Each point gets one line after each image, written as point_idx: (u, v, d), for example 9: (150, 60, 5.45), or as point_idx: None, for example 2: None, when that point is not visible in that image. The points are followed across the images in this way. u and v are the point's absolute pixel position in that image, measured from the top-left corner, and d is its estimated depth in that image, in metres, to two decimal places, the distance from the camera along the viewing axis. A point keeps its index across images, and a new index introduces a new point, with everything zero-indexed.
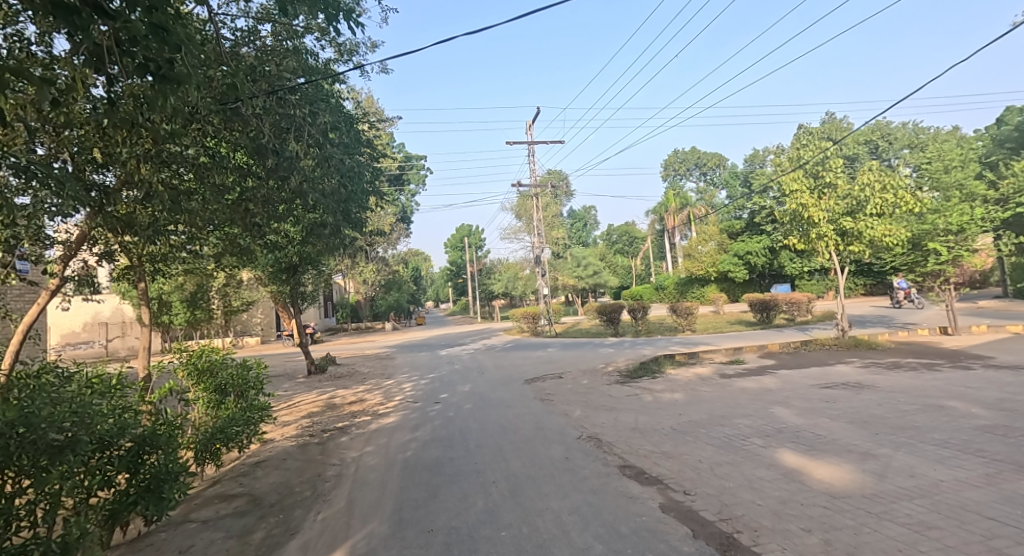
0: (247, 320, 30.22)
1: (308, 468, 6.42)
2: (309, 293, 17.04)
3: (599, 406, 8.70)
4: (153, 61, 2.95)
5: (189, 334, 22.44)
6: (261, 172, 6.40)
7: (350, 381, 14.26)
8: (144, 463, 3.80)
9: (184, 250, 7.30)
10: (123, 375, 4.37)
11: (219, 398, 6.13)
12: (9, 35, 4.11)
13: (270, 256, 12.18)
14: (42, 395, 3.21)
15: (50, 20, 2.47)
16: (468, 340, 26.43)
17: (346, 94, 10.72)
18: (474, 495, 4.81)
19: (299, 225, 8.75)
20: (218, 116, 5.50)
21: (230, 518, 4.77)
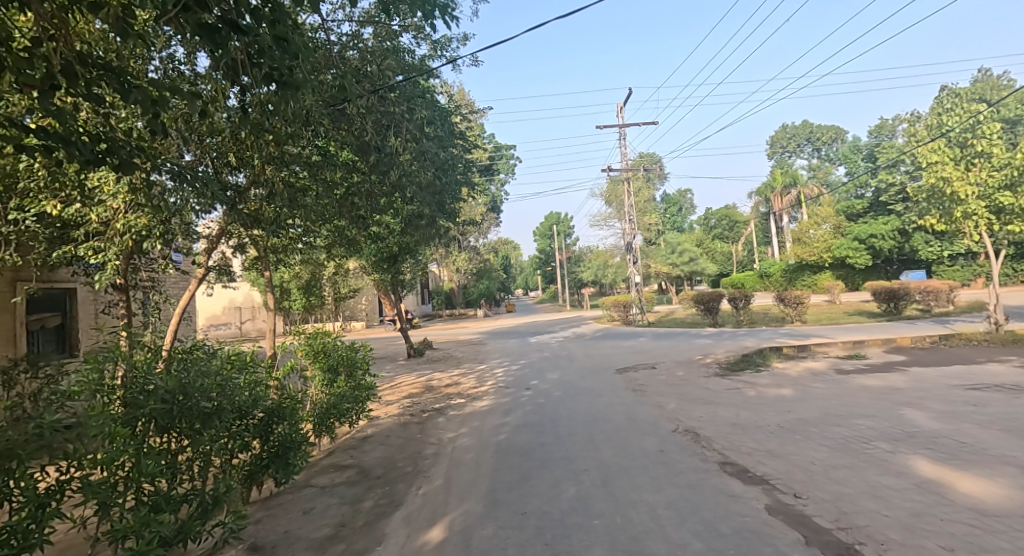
0: (354, 306, 32.57)
1: (410, 445, 6.83)
2: (408, 282, 18.00)
3: (697, 399, 8.36)
4: (276, 69, 3.21)
5: (304, 319, 24.61)
6: (365, 169, 6.79)
7: (446, 365, 14.91)
8: (274, 431, 4.27)
9: (300, 241, 7.98)
10: (254, 353, 4.88)
11: (332, 377, 6.71)
12: (164, 58, 4.68)
13: (373, 246, 12.99)
14: (195, 368, 3.72)
15: (196, 39, 2.78)
16: (558, 328, 26.49)
17: (440, 89, 11.07)
18: (566, 481, 4.84)
19: (398, 217, 9.28)
20: (328, 118, 5.90)
21: (343, 486, 5.21)
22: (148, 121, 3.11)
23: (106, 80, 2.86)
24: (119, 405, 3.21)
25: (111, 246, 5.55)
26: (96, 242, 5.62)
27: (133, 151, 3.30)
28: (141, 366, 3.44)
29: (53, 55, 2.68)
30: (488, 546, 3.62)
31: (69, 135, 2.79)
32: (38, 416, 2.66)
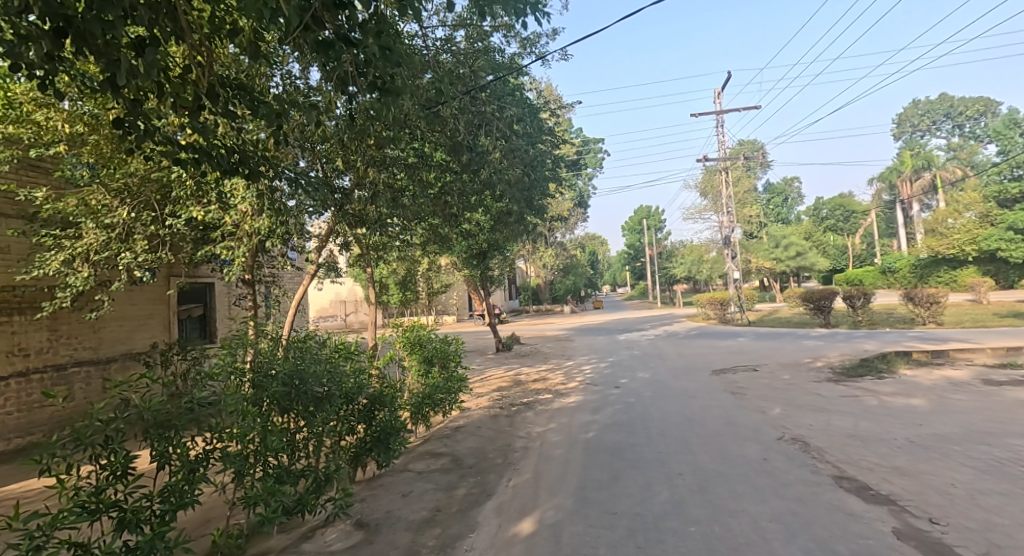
0: (444, 301, 33.91)
1: (500, 437, 7.02)
2: (496, 277, 18.39)
3: (806, 406, 7.79)
4: (380, 77, 3.45)
5: (400, 312, 26.02)
6: (456, 168, 6.99)
7: (534, 360, 15.08)
8: (376, 417, 4.57)
9: (399, 239, 8.45)
10: (359, 344, 5.25)
11: (427, 368, 7.07)
12: (284, 75, 5.16)
13: (464, 243, 13.42)
14: (308, 355, 4.10)
15: (313, 55, 3.04)
16: (648, 325, 25.73)
17: (529, 85, 11.15)
18: (659, 484, 4.74)
19: (488, 214, 9.54)
20: (425, 121, 6.13)
21: (438, 473, 5.48)
22: (274, 133, 3.47)
23: (239, 98, 3.25)
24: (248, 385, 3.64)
25: (241, 245, 6.24)
26: (229, 242, 6.34)
27: (259, 161, 3.70)
28: (265, 352, 3.86)
29: (204, 80, 3.10)
30: (579, 543, 3.66)
31: (211, 150, 3.21)
32: (188, 392, 3.14)
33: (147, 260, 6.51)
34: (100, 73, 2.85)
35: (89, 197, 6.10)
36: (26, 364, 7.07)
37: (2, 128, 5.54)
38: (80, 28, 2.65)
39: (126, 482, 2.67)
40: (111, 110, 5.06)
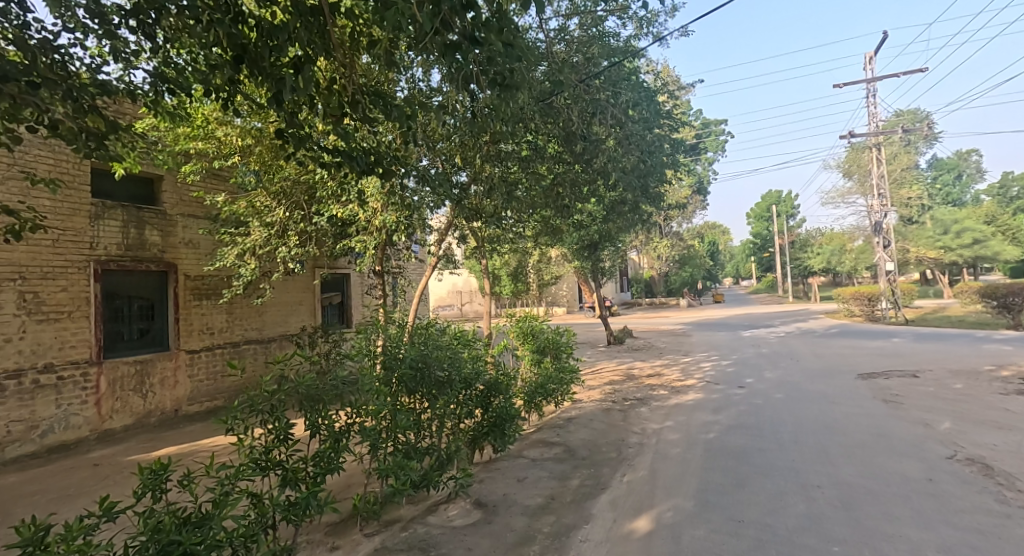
0: (555, 292, 34.11)
1: (614, 431, 6.91)
2: (609, 269, 18.05)
3: (982, 422, 6.67)
4: (501, 73, 3.52)
5: (512, 303, 26.62)
6: (569, 159, 6.96)
7: (649, 354, 14.61)
8: (492, 403, 4.72)
9: (513, 231, 8.62)
10: (475, 332, 5.46)
11: (539, 357, 7.19)
12: (409, 78, 5.49)
13: (575, 234, 13.34)
14: (430, 341, 4.36)
15: (440, 58, 3.17)
16: (778, 321, 23.65)
17: (645, 68, 10.72)
18: (792, 495, 4.37)
19: (601, 204, 9.38)
20: (539, 113, 6.15)
21: (552, 462, 5.55)
22: (404, 134, 3.71)
23: (374, 105, 3.53)
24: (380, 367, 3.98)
25: (372, 239, 6.79)
26: (362, 236, 6.92)
27: (391, 161, 3.99)
28: (393, 337, 4.18)
29: (349, 89, 3.41)
30: (701, 548, 3.51)
31: (352, 153, 3.53)
32: (331, 370, 3.50)
33: (297, 253, 7.36)
34: (265, 90, 3.25)
35: (255, 200, 7.15)
36: (212, 341, 8.37)
37: (192, 144, 6.57)
38: (254, 54, 3.06)
39: (287, 446, 3.09)
40: (274, 123, 5.79)
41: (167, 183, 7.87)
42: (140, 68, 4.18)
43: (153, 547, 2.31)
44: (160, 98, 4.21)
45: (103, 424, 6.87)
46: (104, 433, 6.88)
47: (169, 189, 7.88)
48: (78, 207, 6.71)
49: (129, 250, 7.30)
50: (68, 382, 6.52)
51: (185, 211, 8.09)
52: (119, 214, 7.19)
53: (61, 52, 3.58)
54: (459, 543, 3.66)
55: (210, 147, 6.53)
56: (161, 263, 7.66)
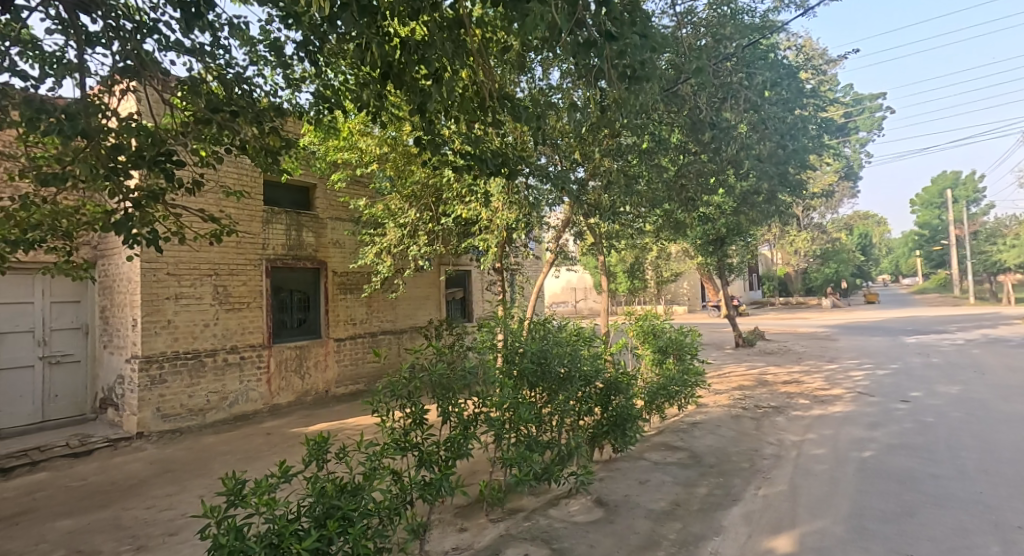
0: (675, 290, 32.65)
1: (745, 440, 6.46)
2: (737, 265, 16.82)
3: None
4: (629, 66, 3.44)
5: (630, 300, 25.94)
6: (695, 149, 6.49)
7: (785, 358, 13.38)
8: (612, 401, 4.67)
9: (633, 227, 8.40)
10: (593, 329, 5.42)
11: (661, 358, 6.95)
12: (530, 78, 5.60)
13: (700, 229, 12.62)
14: (550, 337, 4.43)
15: (570, 56, 3.19)
16: (950, 327, 20.28)
17: (785, 44, 9.76)
18: (975, 533, 3.76)
19: (731, 196, 8.77)
20: (663, 102, 5.79)
21: (676, 466, 5.35)
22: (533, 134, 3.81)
23: (501, 110, 3.64)
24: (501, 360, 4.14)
25: (493, 236, 7.03)
26: (484, 234, 7.20)
27: (515, 162, 4.09)
28: (514, 332, 4.33)
29: (484, 93, 3.57)
30: None
31: (481, 155, 3.69)
32: (458, 362, 3.73)
33: (427, 252, 7.86)
34: (409, 102, 3.54)
35: (389, 203, 7.77)
36: (355, 331, 9.29)
37: (340, 154, 7.32)
38: (397, 71, 3.32)
39: (422, 430, 3.35)
40: (408, 131, 6.25)
41: (319, 190, 8.87)
42: (302, 90, 4.76)
43: (320, 508, 2.68)
44: (318, 115, 4.76)
45: (272, 399, 7.96)
46: (273, 407, 7.98)
47: (320, 195, 8.89)
48: (254, 214, 7.82)
49: (291, 250, 8.35)
50: (247, 361, 7.66)
51: (333, 215, 9.06)
52: (283, 219, 8.25)
53: (245, 83, 4.20)
54: (582, 539, 3.70)
55: (353, 157, 7.21)
56: (314, 261, 8.66)
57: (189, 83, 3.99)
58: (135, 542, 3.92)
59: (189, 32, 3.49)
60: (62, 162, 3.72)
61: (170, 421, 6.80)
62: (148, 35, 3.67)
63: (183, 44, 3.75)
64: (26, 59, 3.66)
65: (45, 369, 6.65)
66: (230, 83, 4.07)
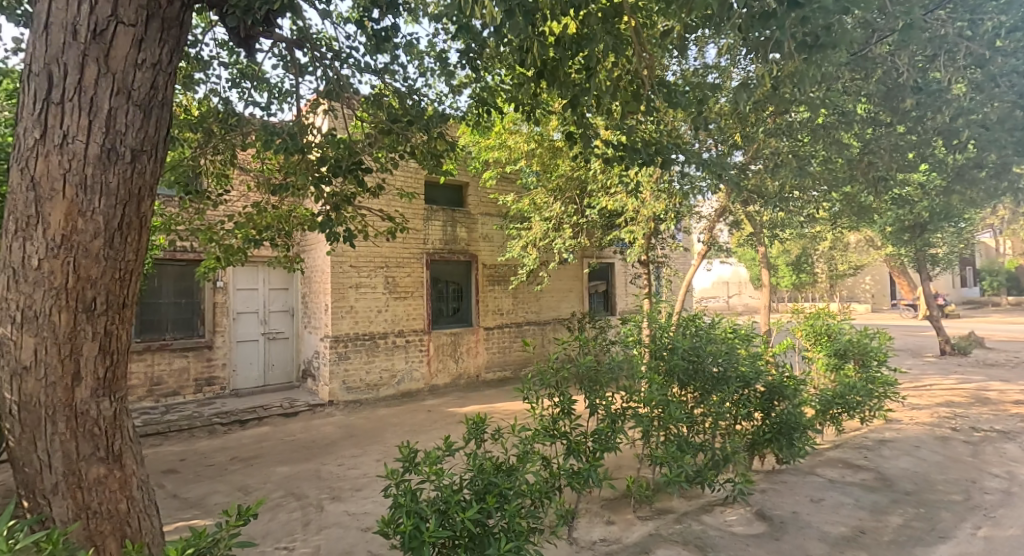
0: (853, 285, 28.63)
1: (954, 468, 5.47)
2: (941, 257, 14.15)
3: None
4: (812, 33, 3.07)
5: (796, 296, 23.36)
6: (889, 119, 5.32)
7: (1012, 372, 10.94)
8: (775, 407, 4.27)
9: (803, 215, 7.55)
10: (752, 327, 4.99)
11: (839, 363, 6.19)
12: (682, 61, 5.34)
13: (889, 214, 10.86)
14: (703, 334, 4.22)
15: (748, 28, 2.95)
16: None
17: None
18: None
19: (936, 174, 7.39)
20: (847, 69, 4.84)
21: (858, 488, 4.75)
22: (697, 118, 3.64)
23: (658, 97, 3.54)
24: (645, 355, 4.11)
25: (640, 228, 6.85)
26: (631, 226, 7.03)
27: (669, 150, 3.93)
28: (662, 327, 4.22)
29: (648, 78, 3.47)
30: None
31: (635, 145, 3.62)
32: (601, 355, 3.78)
33: (572, 246, 7.89)
34: (563, 98, 3.61)
35: (536, 197, 8.00)
36: (502, 320, 9.76)
37: (492, 152, 7.70)
38: (551, 68, 3.44)
39: (571, 419, 3.45)
40: (558, 126, 6.34)
41: (471, 188, 9.45)
42: (462, 95, 5.12)
43: (480, 483, 2.93)
44: (476, 117, 5.09)
45: (431, 379, 8.75)
46: (433, 387, 8.76)
47: (472, 193, 9.46)
48: (417, 212, 8.62)
49: (447, 244, 9.04)
50: (412, 345, 8.51)
51: (484, 211, 9.57)
52: (441, 215, 8.96)
53: (415, 94, 4.66)
54: (741, 550, 3.50)
55: (503, 155, 7.57)
56: (466, 254, 9.26)
57: (372, 99, 4.55)
58: (332, 492, 4.64)
59: (374, 53, 3.97)
60: (285, 175, 4.56)
61: (352, 393, 7.85)
62: (345, 62, 4.26)
63: (369, 66, 4.29)
64: (257, 90, 4.47)
65: (265, 343, 8.23)
66: (403, 94, 4.54)
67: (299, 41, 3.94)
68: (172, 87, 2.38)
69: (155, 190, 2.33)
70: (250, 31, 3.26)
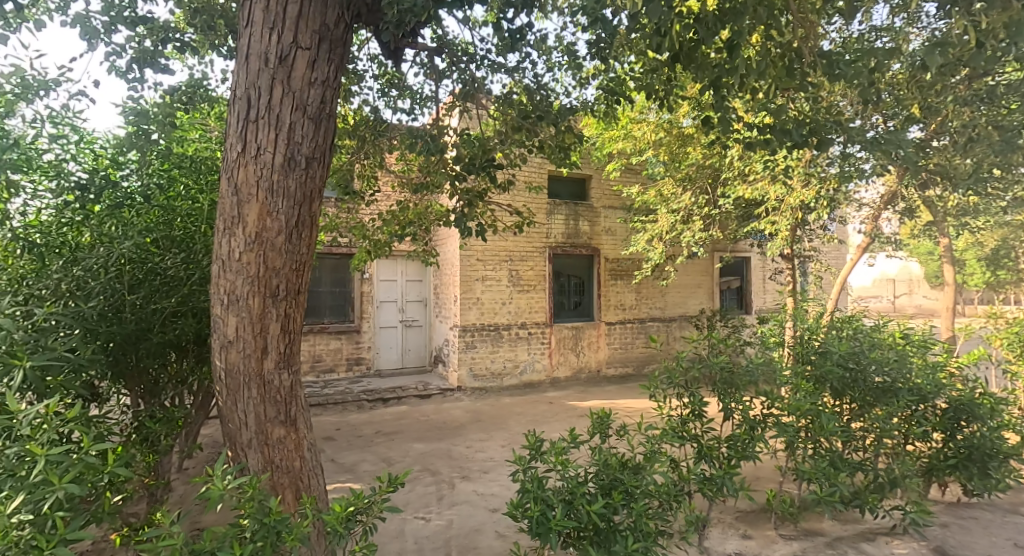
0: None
1: None
2: None
3: None
4: None
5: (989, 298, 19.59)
6: None
7: None
8: (963, 428, 3.65)
9: (1003, 200, 6.29)
10: (927, 331, 4.30)
11: None
12: (842, 27, 4.73)
13: None
14: (865, 337, 3.75)
15: None
16: None
17: None
18: None
19: None
20: None
21: None
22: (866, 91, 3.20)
23: (812, 70, 3.17)
24: (788, 358, 3.77)
25: (784, 219, 6.25)
26: (773, 216, 6.44)
27: (827, 129, 3.51)
28: (810, 329, 3.83)
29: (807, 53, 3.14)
30: None
31: (785, 126, 3.28)
32: (732, 355, 3.55)
33: (703, 238, 7.44)
34: (703, 81, 3.39)
35: (663, 187, 7.67)
36: (625, 316, 9.56)
37: (618, 143, 7.53)
38: (688, 50, 3.23)
39: (702, 421, 3.28)
40: (690, 111, 5.98)
41: (594, 180, 9.34)
42: (589, 86, 5.07)
43: (605, 478, 2.92)
44: (603, 108, 5.01)
45: (553, 371, 8.86)
46: (555, 379, 8.87)
47: (595, 186, 9.35)
48: (540, 206, 8.75)
49: (569, 238, 9.05)
50: (534, 337, 8.69)
51: (607, 204, 9.41)
52: (564, 209, 8.99)
53: (543, 89, 4.72)
54: None
55: (628, 146, 7.38)
56: (589, 248, 9.20)
57: (503, 98, 4.70)
58: (462, 472, 4.92)
59: (507, 50, 4.07)
60: (426, 173, 4.89)
61: (478, 380, 8.22)
62: (480, 63, 4.45)
63: (502, 64, 4.43)
64: (401, 97, 4.84)
65: (403, 330, 8.93)
66: (532, 91, 4.64)
67: (439, 48, 4.21)
68: (337, 99, 2.68)
69: (324, 192, 2.65)
70: (399, 43, 3.56)
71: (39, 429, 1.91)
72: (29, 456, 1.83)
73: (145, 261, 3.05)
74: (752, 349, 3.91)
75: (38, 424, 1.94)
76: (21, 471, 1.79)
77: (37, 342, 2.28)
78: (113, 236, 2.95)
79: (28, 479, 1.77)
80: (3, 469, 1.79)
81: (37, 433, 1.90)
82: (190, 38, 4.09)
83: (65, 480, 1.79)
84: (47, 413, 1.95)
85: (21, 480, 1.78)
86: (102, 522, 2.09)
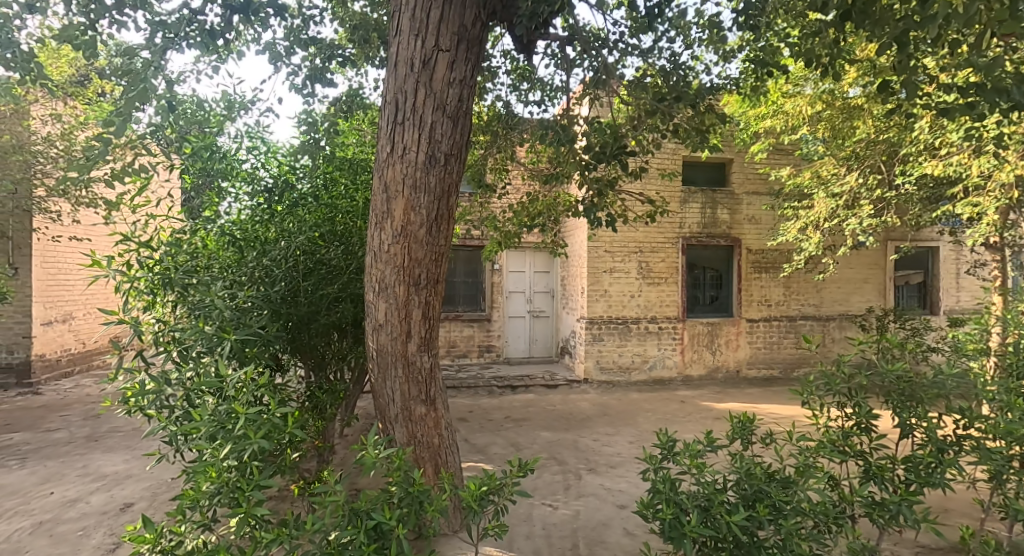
0: None
1: None
2: None
3: None
4: None
5: None
6: None
7: None
8: None
9: None
10: None
11: None
12: None
13: None
14: None
15: None
16: None
17: None
18: None
19: None
20: None
21: None
22: None
23: None
24: (992, 372, 3.09)
25: (987, 201, 5.14)
26: (974, 196, 5.29)
27: None
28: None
29: None
30: None
31: (998, 86, 2.66)
32: (912, 363, 3.01)
33: (872, 226, 6.36)
34: (882, 40, 2.87)
35: (822, 169, 6.76)
36: (770, 312, 8.69)
37: (765, 122, 6.76)
38: (863, 4, 2.71)
39: (869, 436, 2.81)
40: (859, 79, 5.18)
41: (736, 165, 8.57)
42: (734, 61, 4.62)
43: (749, 489, 2.62)
44: (751, 83, 4.52)
45: (686, 369, 8.37)
46: (687, 377, 8.38)
47: (737, 171, 8.57)
48: (674, 195, 8.29)
49: (706, 227, 8.44)
50: (665, 332, 8.28)
51: (750, 190, 8.60)
52: (700, 197, 8.41)
53: (681, 69, 4.41)
54: None
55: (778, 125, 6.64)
56: (728, 238, 8.50)
57: (637, 81, 4.47)
58: (589, 465, 4.84)
59: (643, 29, 3.85)
60: (557, 164, 4.85)
61: (606, 373, 8.06)
62: (613, 47, 4.27)
63: (637, 45, 4.20)
64: (533, 90, 4.84)
65: (532, 320, 9.07)
66: (668, 71, 4.35)
67: (570, 37, 4.12)
68: (474, 97, 2.71)
69: (460, 187, 2.72)
70: (532, 36, 3.54)
71: (240, 391, 2.21)
72: (234, 412, 2.12)
73: (314, 253, 3.42)
74: (939, 357, 3.28)
75: (240, 387, 2.23)
76: (228, 424, 2.08)
77: (238, 319, 2.64)
78: (291, 231, 3.34)
79: (233, 432, 2.05)
80: (217, 422, 2.10)
81: (239, 394, 2.20)
82: (350, 52, 4.46)
83: (259, 435, 2.04)
84: (246, 378, 2.24)
85: (228, 432, 2.07)
86: (284, 475, 2.38)
